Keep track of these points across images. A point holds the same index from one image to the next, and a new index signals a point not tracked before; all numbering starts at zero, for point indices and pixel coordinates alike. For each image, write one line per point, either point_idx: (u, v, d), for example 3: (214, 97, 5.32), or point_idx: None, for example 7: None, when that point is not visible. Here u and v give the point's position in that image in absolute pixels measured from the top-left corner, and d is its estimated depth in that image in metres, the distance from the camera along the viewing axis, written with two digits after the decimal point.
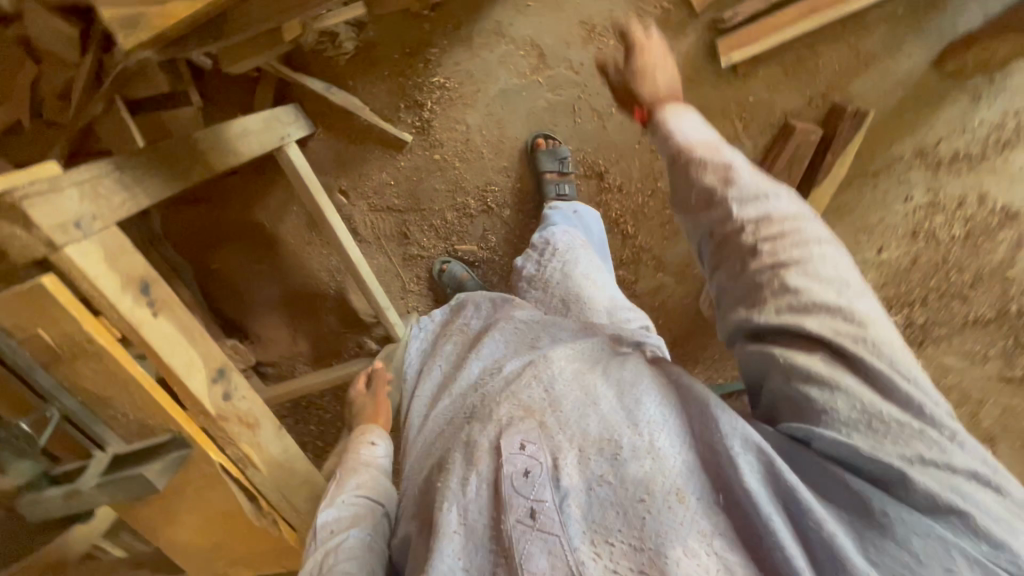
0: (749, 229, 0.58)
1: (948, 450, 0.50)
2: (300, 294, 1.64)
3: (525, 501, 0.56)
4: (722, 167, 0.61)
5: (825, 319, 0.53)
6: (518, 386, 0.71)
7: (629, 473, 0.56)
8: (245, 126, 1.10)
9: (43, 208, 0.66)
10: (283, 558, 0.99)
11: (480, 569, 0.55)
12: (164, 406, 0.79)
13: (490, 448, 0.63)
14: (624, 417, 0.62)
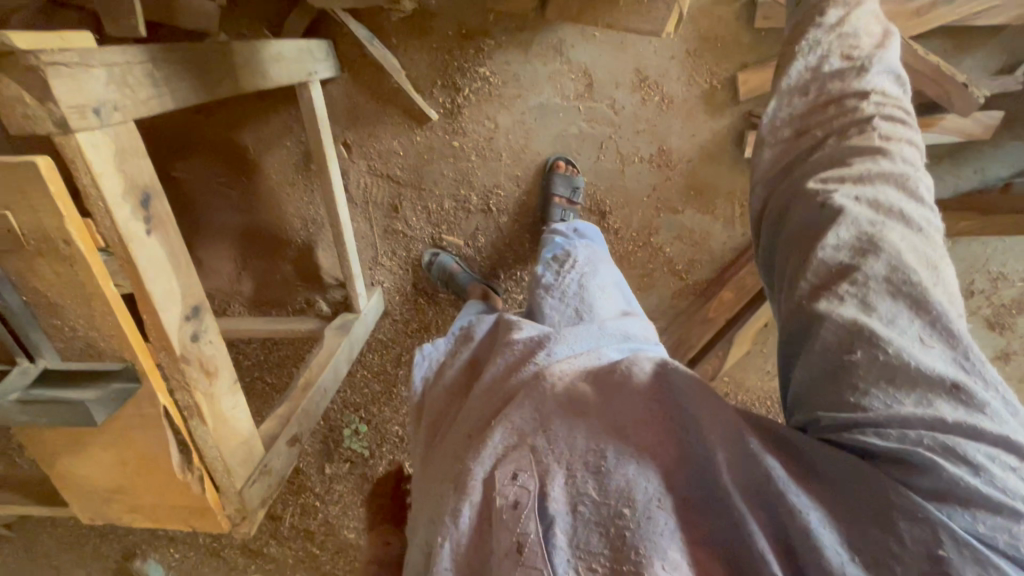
0: (869, 99, 0.57)
1: (978, 408, 0.43)
2: (261, 232, 1.51)
3: (510, 535, 0.45)
4: (874, 40, 0.62)
5: (896, 231, 0.49)
6: (507, 384, 0.61)
7: (611, 479, 0.46)
8: (276, 50, 1.01)
9: (67, 83, 0.57)
10: (191, 518, 0.90)
11: None
12: (127, 333, 0.70)
13: (481, 478, 0.50)
14: (606, 414, 0.51)
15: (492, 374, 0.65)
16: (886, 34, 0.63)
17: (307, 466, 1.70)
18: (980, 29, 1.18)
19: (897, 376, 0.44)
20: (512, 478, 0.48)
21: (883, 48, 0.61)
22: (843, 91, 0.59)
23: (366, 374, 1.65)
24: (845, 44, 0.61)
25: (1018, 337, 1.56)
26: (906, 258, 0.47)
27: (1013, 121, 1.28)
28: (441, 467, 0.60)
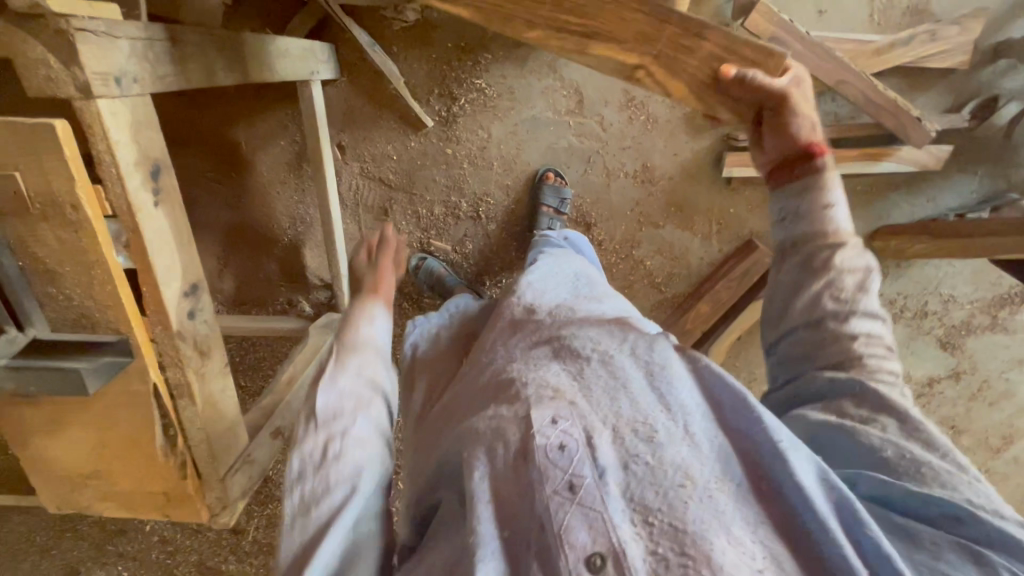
0: (860, 338, 0.65)
1: (989, 496, 0.53)
2: (248, 230, 1.51)
3: (562, 473, 0.55)
4: (861, 270, 0.68)
5: (888, 388, 0.62)
6: (538, 364, 0.72)
7: (668, 457, 0.57)
8: (282, 46, 1.04)
9: (93, 50, 0.58)
10: (168, 507, 0.87)
11: (514, 539, 0.55)
12: (124, 305, 0.70)
13: (520, 418, 0.62)
14: (656, 402, 0.63)
15: (513, 354, 0.75)
16: (868, 266, 0.68)
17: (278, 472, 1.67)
18: (931, 71, 1.31)
19: (898, 469, 0.55)
20: (552, 424, 0.59)
21: (865, 291, 0.67)
22: (835, 329, 0.66)
23: None
24: (835, 285, 0.67)
25: (967, 357, 1.67)
26: (907, 411, 0.60)
27: (961, 155, 1.41)
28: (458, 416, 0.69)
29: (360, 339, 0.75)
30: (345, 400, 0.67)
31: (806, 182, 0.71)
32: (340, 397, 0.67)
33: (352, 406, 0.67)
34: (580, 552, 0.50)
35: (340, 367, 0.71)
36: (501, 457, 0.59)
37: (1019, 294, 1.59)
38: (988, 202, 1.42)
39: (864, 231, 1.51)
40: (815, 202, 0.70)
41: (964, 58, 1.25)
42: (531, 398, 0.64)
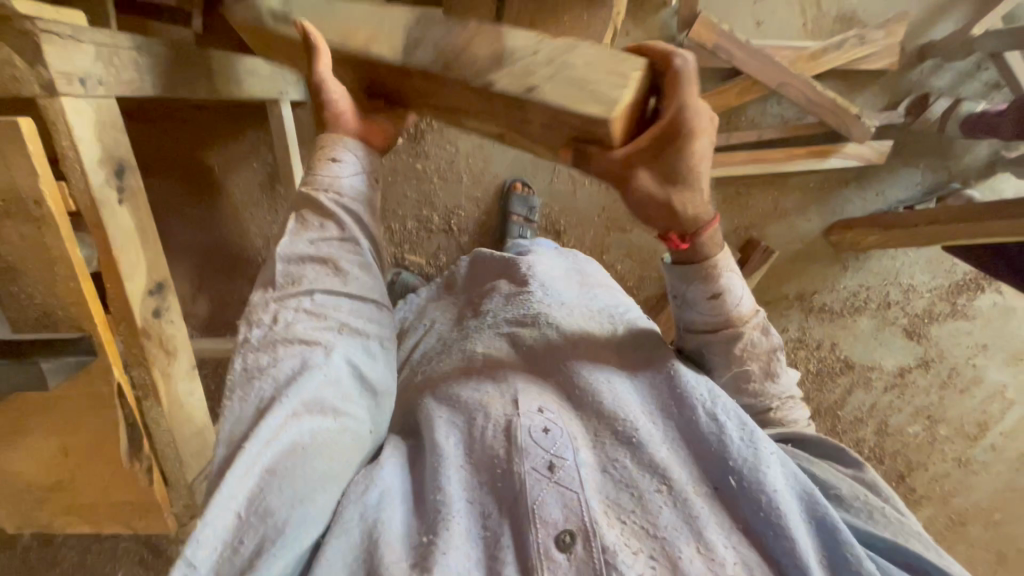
0: (774, 404, 0.77)
1: (921, 534, 0.66)
2: (221, 252, 1.52)
3: (544, 454, 0.63)
4: (768, 354, 0.75)
5: (825, 444, 0.75)
6: (532, 353, 0.77)
7: (649, 458, 0.64)
8: (252, 66, 1.09)
9: (58, 50, 0.62)
10: (133, 519, 0.85)
11: (482, 502, 0.62)
12: (87, 301, 0.70)
13: (510, 402, 0.69)
14: (641, 404, 0.70)
15: (501, 343, 0.80)
16: (772, 346, 0.74)
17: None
18: (865, 73, 1.41)
19: (851, 506, 0.68)
20: (539, 413, 0.67)
21: (773, 377, 0.76)
22: (756, 391, 0.76)
23: None
24: (742, 375, 0.75)
25: (933, 346, 1.72)
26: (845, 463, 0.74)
27: (902, 150, 1.50)
28: (442, 385, 0.75)
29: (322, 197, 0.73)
30: (309, 259, 0.72)
31: (692, 269, 0.71)
32: (298, 260, 0.72)
33: (319, 271, 0.72)
34: (551, 527, 0.59)
35: (301, 230, 0.73)
36: (489, 436, 0.66)
37: (973, 281, 1.67)
38: (932, 193, 1.50)
39: (821, 227, 1.58)
40: (700, 295, 0.72)
41: (892, 60, 1.36)
42: (519, 387, 0.71)
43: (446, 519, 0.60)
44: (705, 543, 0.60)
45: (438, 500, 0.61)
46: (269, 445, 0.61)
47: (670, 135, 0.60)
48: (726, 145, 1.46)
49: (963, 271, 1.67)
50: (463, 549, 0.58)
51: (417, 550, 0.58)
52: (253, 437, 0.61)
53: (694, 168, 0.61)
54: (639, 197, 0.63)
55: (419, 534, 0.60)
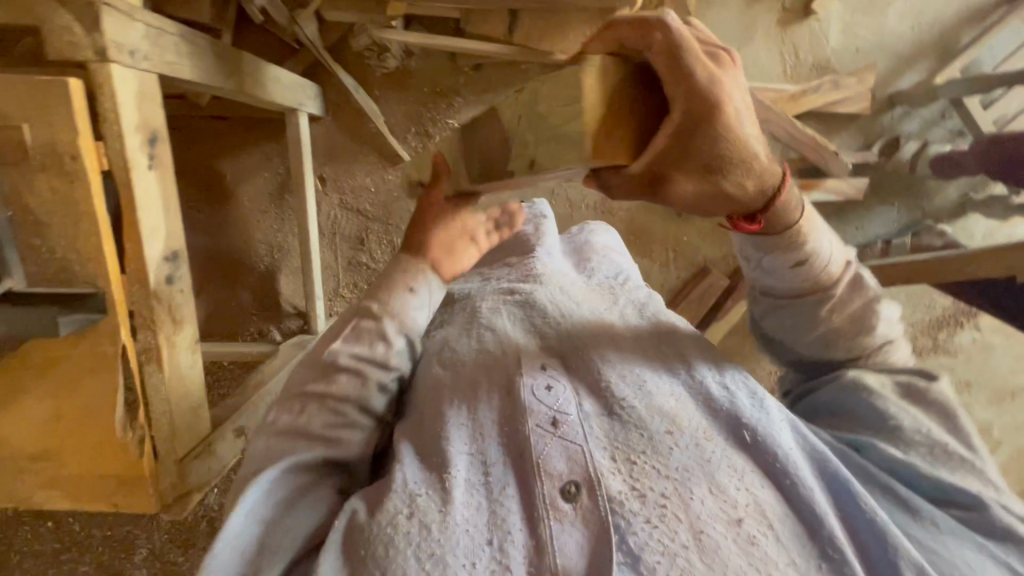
0: (872, 350, 0.80)
1: (976, 468, 0.72)
2: (225, 257, 1.54)
3: (548, 410, 0.65)
4: (866, 303, 0.79)
5: (911, 374, 0.78)
6: (529, 309, 0.76)
7: (657, 409, 0.67)
8: (277, 78, 1.17)
9: (114, 22, 0.68)
10: (118, 495, 0.83)
11: (488, 455, 0.63)
12: (106, 258, 0.73)
13: (511, 361, 0.70)
14: (645, 364, 0.72)
15: (500, 299, 0.78)
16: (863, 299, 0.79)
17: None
18: (841, 116, 1.54)
19: (909, 445, 0.72)
20: (542, 370, 0.69)
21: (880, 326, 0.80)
22: (850, 344, 0.79)
23: None
24: (845, 327, 0.78)
25: None
26: (924, 392, 0.77)
27: (878, 188, 1.60)
28: (441, 345, 0.75)
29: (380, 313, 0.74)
30: (339, 372, 0.70)
31: (772, 239, 0.75)
32: (329, 361, 0.70)
33: (345, 378, 0.70)
34: (555, 478, 0.61)
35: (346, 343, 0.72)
36: (490, 394, 0.68)
37: (952, 316, 1.74)
38: (907, 228, 1.59)
39: None
40: (784, 264, 0.76)
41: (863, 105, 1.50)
42: (521, 345, 0.72)
43: (450, 474, 0.61)
44: (716, 485, 0.63)
45: (442, 457, 0.63)
46: (263, 496, 0.63)
47: (689, 118, 0.59)
48: None
49: (943, 307, 1.74)
50: (465, 504, 0.60)
51: (415, 507, 0.59)
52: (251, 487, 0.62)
53: (724, 134, 0.60)
54: (684, 186, 0.63)
55: (432, 482, 0.61)
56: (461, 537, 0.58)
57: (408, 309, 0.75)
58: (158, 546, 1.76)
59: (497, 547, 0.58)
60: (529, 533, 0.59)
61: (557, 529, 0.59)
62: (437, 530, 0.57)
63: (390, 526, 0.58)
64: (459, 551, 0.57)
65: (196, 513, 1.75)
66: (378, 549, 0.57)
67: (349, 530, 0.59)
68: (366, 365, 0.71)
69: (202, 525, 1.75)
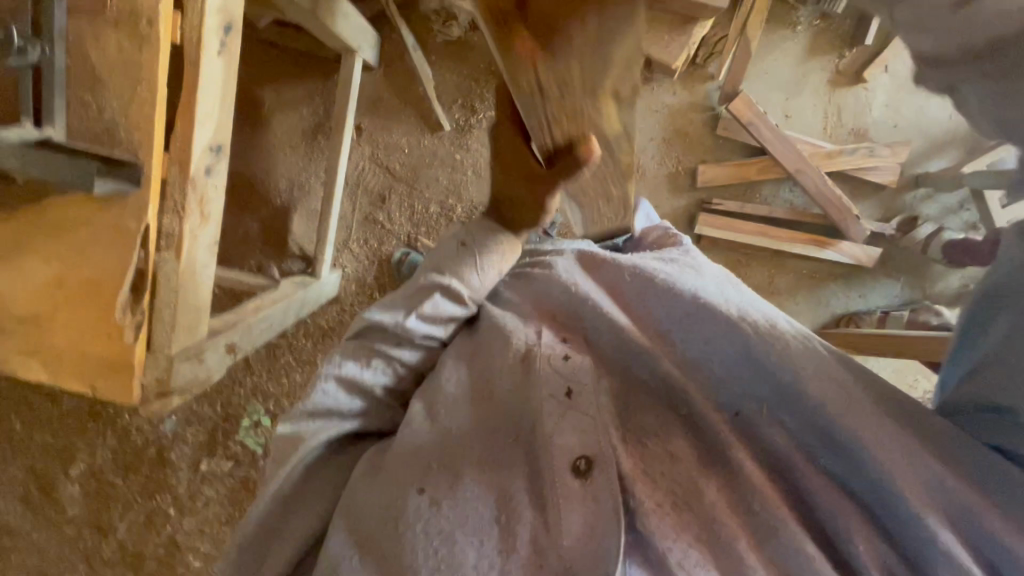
0: None
1: None
2: (243, 183, 1.52)
3: (562, 382, 0.67)
4: None
5: None
6: (543, 285, 0.76)
7: (674, 388, 0.66)
8: (345, 14, 1.18)
9: None
10: (98, 378, 0.79)
11: (500, 429, 0.68)
12: (154, 131, 0.71)
13: (528, 333, 0.71)
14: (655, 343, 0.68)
15: (521, 282, 0.78)
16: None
17: (194, 435, 1.66)
18: (869, 184, 1.59)
19: None
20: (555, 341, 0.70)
21: None
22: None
23: (291, 361, 1.63)
24: None
25: None
26: None
27: (891, 261, 1.64)
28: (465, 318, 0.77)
29: (455, 288, 0.75)
30: (406, 341, 0.75)
31: None
32: (398, 331, 0.74)
33: (409, 348, 0.76)
34: (566, 455, 0.63)
35: (423, 313, 0.74)
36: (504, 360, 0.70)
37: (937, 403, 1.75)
38: (910, 305, 1.62)
39: (809, 314, 1.66)
40: None
41: (890, 177, 1.56)
42: (541, 319, 0.73)
43: (463, 449, 0.67)
44: (733, 472, 0.62)
45: (458, 430, 0.68)
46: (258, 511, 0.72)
47: None
48: (736, 214, 1.61)
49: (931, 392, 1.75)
50: (475, 481, 0.65)
51: (425, 483, 0.64)
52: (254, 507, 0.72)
53: None
54: None
55: (434, 465, 0.66)
56: (470, 515, 0.63)
57: (479, 285, 0.76)
58: (99, 464, 1.68)
59: (504, 522, 0.62)
60: (537, 511, 0.63)
61: (563, 510, 0.62)
62: (448, 506, 0.63)
63: (400, 500, 0.64)
64: (468, 528, 0.62)
65: (148, 437, 1.67)
66: (388, 525, 0.63)
67: (360, 506, 0.66)
68: (432, 339, 0.77)
69: (151, 452, 1.67)
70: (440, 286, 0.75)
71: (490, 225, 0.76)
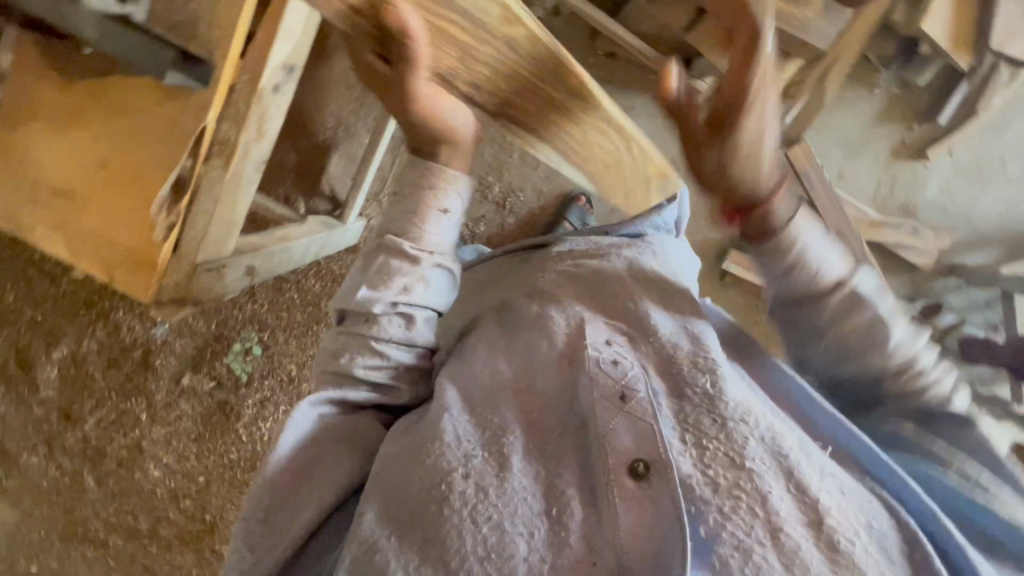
0: None
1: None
2: (291, 110, 1.50)
3: (612, 382, 0.66)
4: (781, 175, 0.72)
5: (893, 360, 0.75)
6: (597, 287, 0.79)
7: (726, 394, 0.65)
8: None
9: None
10: (116, 267, 0.77)
11: (548, 422, 0.67)
12: (234, 36, 0.70)
13: (578, 329, 0.72)
14: (702, 358, 0.69)
15: (567, 278, 0.81)
16: (875, 317, 0.74)
17: (183, 347, 1.65)
18: (901, 261, 1.58)
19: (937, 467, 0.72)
20: (605, 344, 0.70)
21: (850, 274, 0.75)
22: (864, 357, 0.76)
23: (295, 298, 1.63)
24: None
25: None
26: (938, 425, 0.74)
27: None
28: (518, 307, 0.80)
29: (405, 249, 0.74)
30: (380, 317, 0.74)
31: None
32: (372, 319, 0.74)
33: (396, 321, 0.75)
34: (622, 455, 0.62)
35: (382, 287, 0.74)
36: (546, 350, 0.71)
37: None
38: None
39: None
40: None
41: (928, 261, 1.56)
42: (586, 317, 0.75)
43: (510, 437, 0.65)
44: (794, 482, 0.60)
45: (501, 416, 0.67)
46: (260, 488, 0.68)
47: None
48: None
49: None
50: (524, 470, 0.63)
51: (470, 467, 0.62)
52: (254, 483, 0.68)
53: None
54: None
55: (482, 448, 0.64)
56: (509, 495, 0.61)
57: (438, 238, 0.76)
58: (82, 352, 1.66)
59: (557, 517, 0.60)
60: (587, 507, 0.61)
61: (617, 509, 0.60)
62: (494, 494, 0.60)
63: (445, 485, 0.61)
64: (516, 518, 0.59)
65: (137, 338, 1.66)
66: (433, 506, 0.60)
67: (393, 474, 0.64)
68: (419, 310, 0.76)
69: (136, 352, 1.66)
70: (387, 249, 0.75)
71: (416, 167, 0.76)
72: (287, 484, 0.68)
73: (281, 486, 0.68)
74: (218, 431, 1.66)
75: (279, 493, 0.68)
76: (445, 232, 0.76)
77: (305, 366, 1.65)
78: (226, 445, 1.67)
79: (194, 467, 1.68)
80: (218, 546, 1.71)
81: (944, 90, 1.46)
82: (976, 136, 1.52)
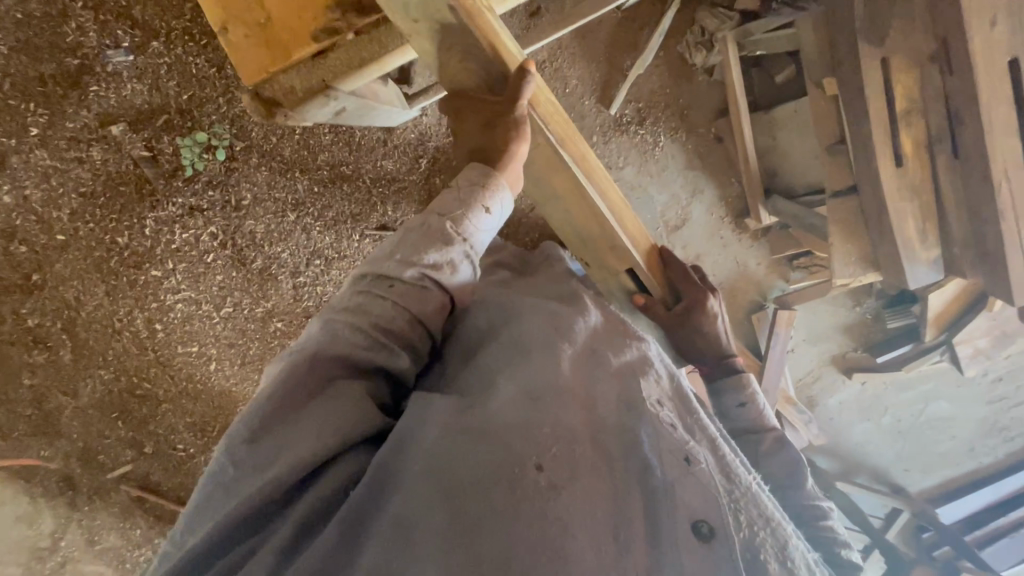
0: None
1: None
2: None
3: (680, 447, 0.74)
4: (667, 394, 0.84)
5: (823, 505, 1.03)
6: (655, 361, 0.90)
7: (761, 493, 0.76)
8: None
9: None
10: (250, 34, 0.77)
11: (619, 451, 0.72)
12: None
13: (643, 386, 0.82)
14: (735, 458, 0.81)
15: (630, 338, 0.96)
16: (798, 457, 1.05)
17: (133, 93, 1.33)
18: None
19: None
20: (660, 404, 0.80)
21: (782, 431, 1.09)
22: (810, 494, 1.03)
23: (293, 133, 1.41)
24: None
25: None
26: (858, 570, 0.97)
27: None
28: (598, 348, 0.89)
29: (446, 227, 0.77)
30: (398, 279, 0.75)
31: None
32: (394, 279, 0.75)
33: (418, 284, 0.75)
34: (689, 511, 0.67)
35: (414, 257, 0.75)
36: (608, 390, 0.80)
37: None
38: None
39: None
40: None
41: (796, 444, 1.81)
42: (647, 378, 0.85)
43: (577, 445, 0.70)
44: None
45: (569, 422, 0.72)
46: (250, 425, 0.67)
47: None
48: None
49: None
50: (595, 485, 0.67)
51: (542, 462, 0.67)
52: (247, 420, 0.67)
53: None
54: None
55: (549, 446, 0.68)
56: (575, 504, 0.64)
57: (476, 235, 0.79)
58: None
59: (624, 545, 0.63)
60: (654, 544, 0.64)
61: (683, 556, 0.64)
62: (566, 495, 0.65)
63: (520, 469, 0.65)
64: (584, 528, 0.63)
65: (81, 44, 1.30)
66: (509, 489, 0.64)
67: (445, 449, 0.68)
68: (438, 289, 0.77)
69: (71, 61, 1.30)
70: (429, 226, 0.78)
71: (477, 171, 0.79)
72: (279, 407, 0.68)
73: (279, 406, 0.68)
74: (122, 208, 1.38)
75: (280, 416, 0.68)
76: (483, 232, 0.79)
77: (268, 203, 1.43)
78: (118, 225, 1.39)
79: (59, 222, 1.37)
80: (24, 311, 1.41)
81: (893, 340, 1.73)
82: (885, 386, 1.85)
